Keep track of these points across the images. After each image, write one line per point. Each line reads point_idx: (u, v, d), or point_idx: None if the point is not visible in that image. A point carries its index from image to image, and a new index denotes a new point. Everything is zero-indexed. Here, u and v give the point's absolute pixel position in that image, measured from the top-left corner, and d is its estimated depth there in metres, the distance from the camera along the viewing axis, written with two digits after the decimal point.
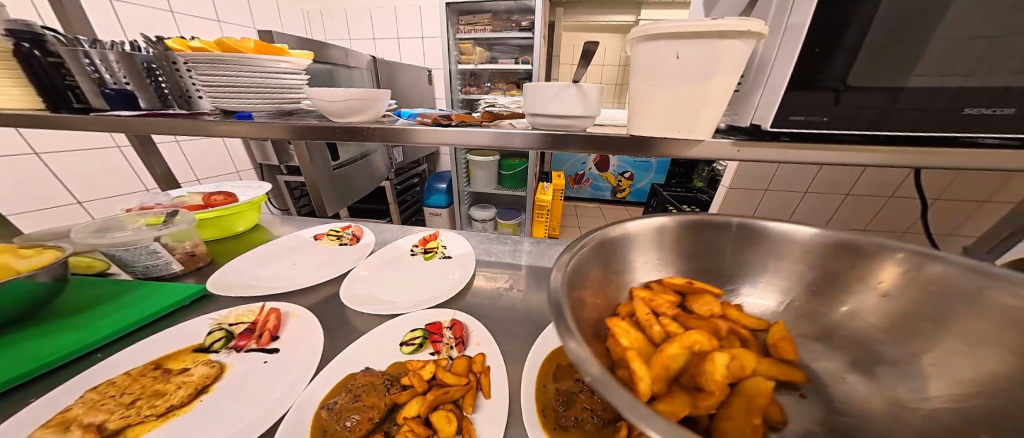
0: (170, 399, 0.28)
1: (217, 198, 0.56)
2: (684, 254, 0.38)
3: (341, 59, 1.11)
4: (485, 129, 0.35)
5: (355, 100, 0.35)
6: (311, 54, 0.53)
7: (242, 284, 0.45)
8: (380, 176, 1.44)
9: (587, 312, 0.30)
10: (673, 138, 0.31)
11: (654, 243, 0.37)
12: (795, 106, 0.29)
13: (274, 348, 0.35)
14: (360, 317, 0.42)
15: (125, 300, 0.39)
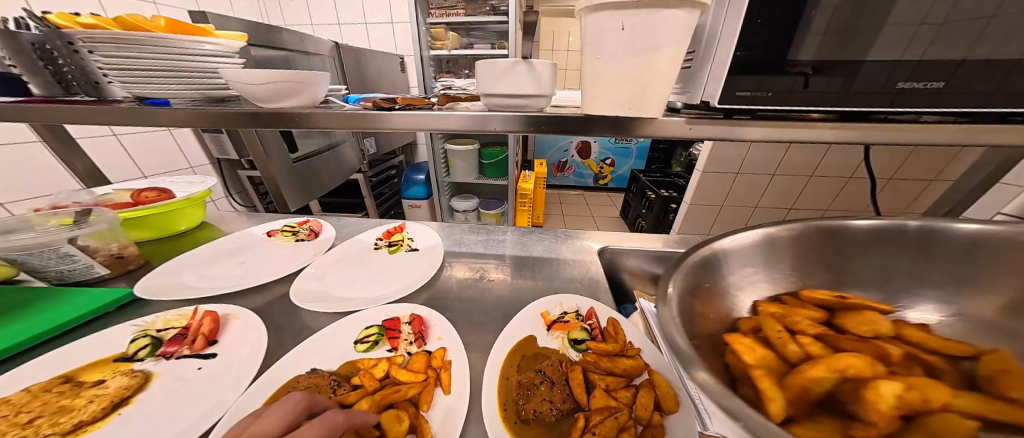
0: (78, 415, 0.25)
1: (149, 195, 0.52)
2: (770, 261, 0.36)
3: (298, 44, 1.02)
4: (431, 112, 0.33)
5: (282, 83, 0.31)
6: (244, 36, 0.49)
7: (179, 286, 0.42)
8: (351, 168, 1.38)
9: (700, 326, 0.29)
10: (622, 117, 0.30)
11: (749, 257, 0.35)
12: (740, 81, 0.29)
13: (209, 353, 0.32)
14: (312, 316, 0.40)
15: (33, 308, 0.35)
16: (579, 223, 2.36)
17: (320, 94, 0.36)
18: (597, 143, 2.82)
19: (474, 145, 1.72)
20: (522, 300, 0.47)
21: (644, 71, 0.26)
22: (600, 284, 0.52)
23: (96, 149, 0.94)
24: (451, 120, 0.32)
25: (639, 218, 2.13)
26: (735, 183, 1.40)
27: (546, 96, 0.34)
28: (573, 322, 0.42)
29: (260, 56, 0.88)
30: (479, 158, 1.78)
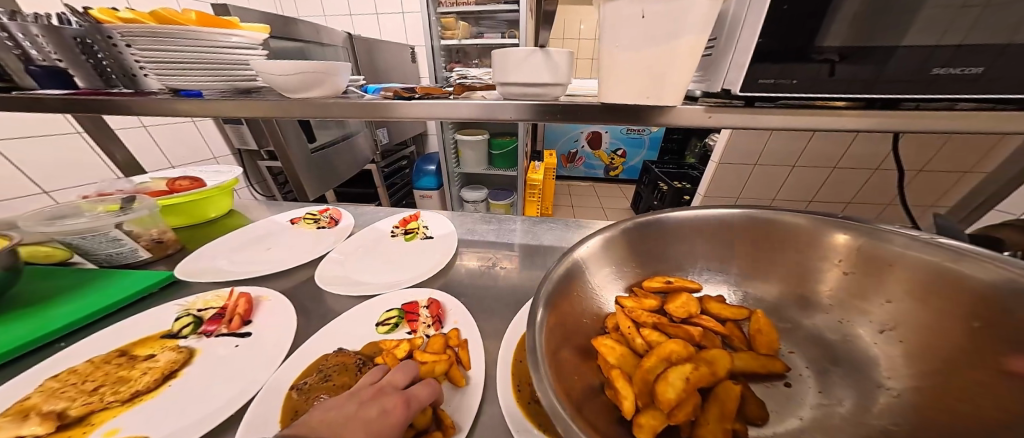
0: (135, 384, 0.28)
1: (182, 183, 0.55)
2: (649, 254, 0.40)
3: (312, 35, 1.03)
4: (449, 101, 0.33)
5: (307, 74, 0.32)
6: (268, 28, 0.50)
7: (214, 270, 0.45)
8: (364, 159, 1.40)
9: (568, 334, 0.31)
10: (640, 105, 0.30)
11: (614, 259, 0.39)
12: (765, 68, 0.29)
13: (245, 332, 0.35)
14: (336, 299, 0.42)
15: (89, 288, 0.39)
16: (589, 215, 2.35)
17: (342, 84, 0.37)
18: (608, 133, 2.77)
19: (485, 136, 1.72)
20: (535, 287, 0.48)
21: (664, 59, 0.26)
22: None
23: (126, 139, 0.99)
24: (469, 109, 0.32)
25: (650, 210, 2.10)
26: (752, 174, 1.36)
27: (563, 85, 0.34)
28: None
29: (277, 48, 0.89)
30: (489, 149, 1.78)
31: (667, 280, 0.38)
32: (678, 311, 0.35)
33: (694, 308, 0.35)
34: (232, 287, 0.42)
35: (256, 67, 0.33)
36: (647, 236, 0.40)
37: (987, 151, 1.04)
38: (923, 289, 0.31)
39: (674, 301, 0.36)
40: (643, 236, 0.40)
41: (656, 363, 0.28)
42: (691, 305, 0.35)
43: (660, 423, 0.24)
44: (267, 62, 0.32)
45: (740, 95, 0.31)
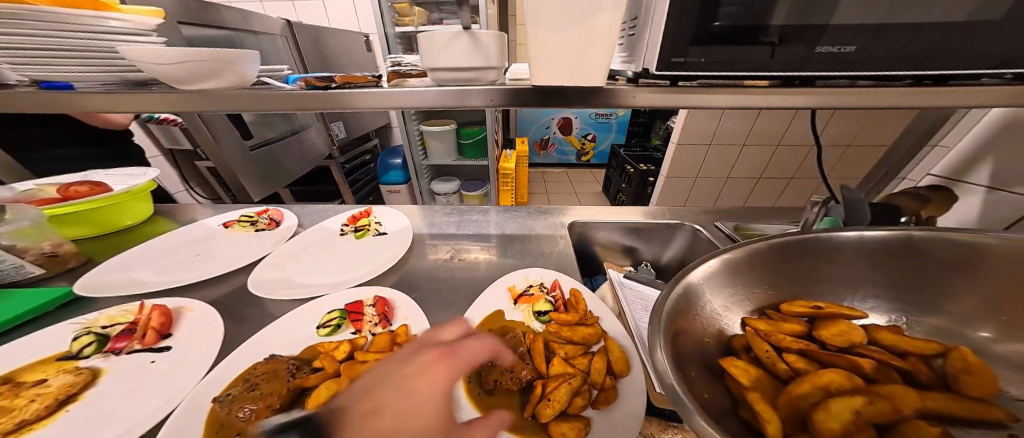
0: (19, 414, 0.25)
1: (78, 189, 0.48)
2: (787, 276, 0.32)
3: (239, 22, 0.91)
4: (368, 89, 0.30)
5: (193, 61, 0.27)
6: (161, 11, 0.43)
7: (126, 282, 0.40)
8: (319, 155, 1.32)
9: (695, 350, 0.26)
10: (567, 87, 0.30)
11: (748, 280, 0.31)
12: (677, 47, 0.30)
13: (164, 346, 0.32)
14: (274, 304, 0.39)
15: None
16: (562, 201, 2.37)
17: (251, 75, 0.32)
18: (578, 118, 2.79)
19: (452, 125, 1.65)
20: (493, 278, 0.48)
21: (588, 40, 0.26)
22: (570, 259, 0.53)
23: None
24: (398, 98, 0.30)
25: (619, 193, 2.16)
26: (709, 154, 1.44)
27: (501, 69, 0.32)
28: (537, 295, 0.44)
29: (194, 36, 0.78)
30: (457, 139, 1.71)
31: (813, 306, 0.30)
32: (833, 340, 0.27)
33: (858, 339, 0.27)
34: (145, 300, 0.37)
35: (127, 56, 0.27)
36: (769, 262, 0.32)
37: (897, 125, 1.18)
38: None
39: (825, 327, 0.28)
40: (765, 264, 0.32)
41: (811, 390, 0.22)
42: (854, 333, 0.27)
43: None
44: (140, 49, 0.27)
45: (659, 74, 0.32)
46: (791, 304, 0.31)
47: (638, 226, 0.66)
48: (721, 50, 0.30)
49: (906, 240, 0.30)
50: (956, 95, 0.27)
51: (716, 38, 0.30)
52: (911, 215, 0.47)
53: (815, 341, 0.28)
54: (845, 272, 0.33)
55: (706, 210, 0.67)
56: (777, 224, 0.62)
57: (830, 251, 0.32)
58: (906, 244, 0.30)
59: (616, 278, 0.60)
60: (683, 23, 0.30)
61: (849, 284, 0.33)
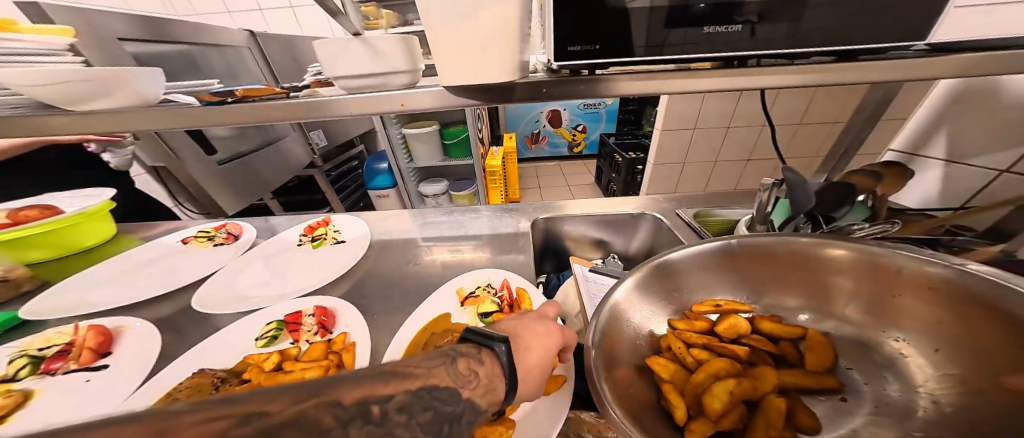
0: None
1: (30, 213, 0.51)
2: (697, 279, 0.38)
3: (191, 36, 0.96)
4: (275, 101, 0.31)
5: (80, 82, 0.28)
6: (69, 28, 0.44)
7: (75, 302, 0.42)
8: (297, 164, 1.34)
9: (626, 351, 0.31)
10: (471, 84, 0.32)
11: (667, 286, 0.37)
12: (571, 37, 0.32)
13: (101, 365, 0.33)
14: (219, 316, 0.40)
15: None
16: (554, 194, 2.35)
17: (151, 92, 0.34)
18: (567, 111, 2.76)
19: (433, 126, 1.63)
20: (443, 281, 0.49)
21: (473, 35, 0.28)
22: (522, 258, 0.54)
23: None
24: (303, 107, 0.31)
25: (610, 184, 2.13)
26: (694, 139, 1.41)
27: (412, 72, 0.32)
28: (483, 296, 0.43)
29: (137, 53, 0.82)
30: (441, 139, 1.69)
31: (715, 304, 0.36)
32: (725, 332, 0.33)
33: (745, 329, 0.33)
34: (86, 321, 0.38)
35: (20, 82, 0.28)
36: (679, 271, 0.37)
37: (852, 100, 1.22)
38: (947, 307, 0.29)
39: (721, 321, 0.33)
40: (670, 274, 0.37)
41: (705, 379, 0.27)
42: (741, 325, 0.33)
43: (709, 431, 0.24)
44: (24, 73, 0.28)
45: (562, 64, 0.33)
46: (697, 305, 0.37)
47: (604, 218, 0.64)
48: (611, 38, 0.32)
49: (785, 245, 0.36)
50: (797, 73, 0.31)
51: (607, 29, 0.32)
52: (865, 193, 0.45)
53: (712, 333, 0.34)
54: (738, 275, 0.38)
55: (670, 199, 0.66)
56: (738, 210, 0.61)
57: (724, 257, 0.38)
58: (788, 250, 0.36)
59: (581, 272, 0.58)
60: (567, 18, 0.31)
61: (742, 285, 0.39)
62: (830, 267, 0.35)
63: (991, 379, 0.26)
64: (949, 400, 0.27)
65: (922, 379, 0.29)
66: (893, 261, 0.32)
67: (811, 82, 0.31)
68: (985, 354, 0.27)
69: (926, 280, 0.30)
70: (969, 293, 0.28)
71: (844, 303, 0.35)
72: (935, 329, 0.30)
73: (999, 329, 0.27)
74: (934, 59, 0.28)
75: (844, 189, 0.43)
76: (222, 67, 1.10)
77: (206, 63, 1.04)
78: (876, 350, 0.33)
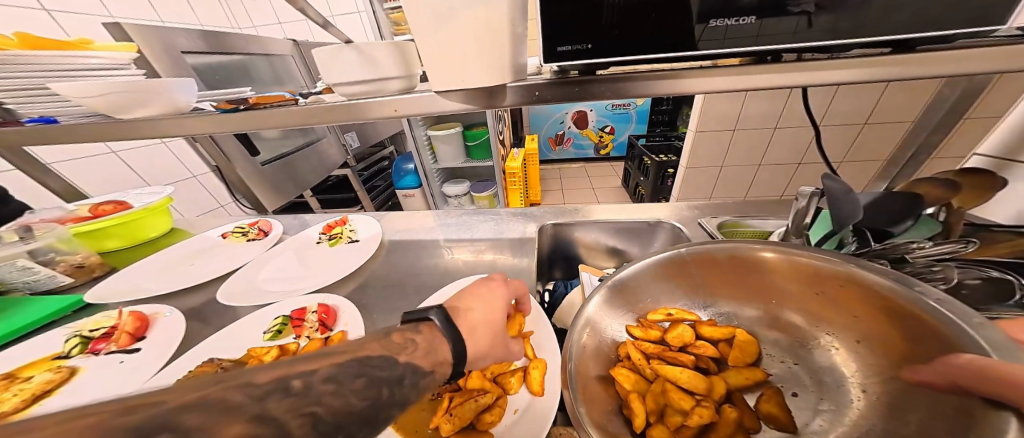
0: (2, 405, 0.31)
1: (105, 208, 0.61)
2: (642, 286, 0.40)
3: (243, 46, 1.09)
4: (279, 108, 0.34)
5: (119, 92, 0.33)
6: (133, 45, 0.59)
7: (128, 289, 0.50)
8: (332, 163, 1.45)
9: (592, 366, 0.33)
10: (461, 89, 0.31)
11: (618, 297, 0.39)
12: (560, 36, 0.31)
13: (133, 348, 0.39)
14: (242, 308, 0.46)
15: (11, 312, 0.45)
16: (579, 197, 2.28)
17: (183, 102, 0.39)
18: (594, 111, 2.68)
19: (457, 128, 1.65)
20: (440, 284, 0.51)
21: (459, 38, 0.27)
22: (523, 263, 0.53)
23: (90, 167, 0.95)
24: (306, 115, 0.33)
25: (638, 187, 2.02)
26: (733, 140, 1.28)
27: (403, 79, 0.34)
28: None
29: (198, 65, 0.93)
30: (464, 141, 1.71)
31: (667, 313, 0.39)
32: (673, 341, 0.36)
33: (689, 338, 0.36)
34: (128, 307, 0.46)
35: (67, 94, 0.33)
36: (631, 283, 0.40)
37: (930, 97, 1.05)
38: (870, 308, 0.32)
39: (670, 331, 0.37)
40: (628, 285, 0.39)
41: (664, 389, 0.31)
42: (686, 334, 0.36)
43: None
44: (73, 87, 0.33)
45: (552, 64, 0.33)
46: (652, 313, 0.40)
47: (620, 225, 0.60)
48: (602, 37, 0.31)
49: (728, 252, 0.38)
50: (831, 71, 0.27)
51: (596, 28, 0.31)
52: (936, 205, 0.37)
53: (663, 340, 0.37)
54: (689, 280, 0.41)
55: (687, 207, 0.62)
56: (771, 221, 0.54)
57: (674, 264, 0.40)
58: (728, 256, 0.38)
59: (589, 281, 0.53)
60: (559, 18, 0.31)
61: (692, 289, 0.42)
62: (766, 271, 0.37)
63: (891, 371, 0.30)
64: (867, 395, 0.31)
65: (849, 374, 0.33)
66: (816, 264, 0.34)
67: (849, 80, 0.27)
68: (888, 343, 0.31)
69: (843, 282, 0.33)
70: (876, 295, 0.31)
71: (783, 306, 0.38)
72: (854, 325, 0.34)
73: (891, 322, 0.30)
74: (993, 47, 0.24)
75: (907, 200, 0.37)
76: (268, 74, 1.22)
77: (256, 70, 1.17)
78: (815, 350, 0.36)
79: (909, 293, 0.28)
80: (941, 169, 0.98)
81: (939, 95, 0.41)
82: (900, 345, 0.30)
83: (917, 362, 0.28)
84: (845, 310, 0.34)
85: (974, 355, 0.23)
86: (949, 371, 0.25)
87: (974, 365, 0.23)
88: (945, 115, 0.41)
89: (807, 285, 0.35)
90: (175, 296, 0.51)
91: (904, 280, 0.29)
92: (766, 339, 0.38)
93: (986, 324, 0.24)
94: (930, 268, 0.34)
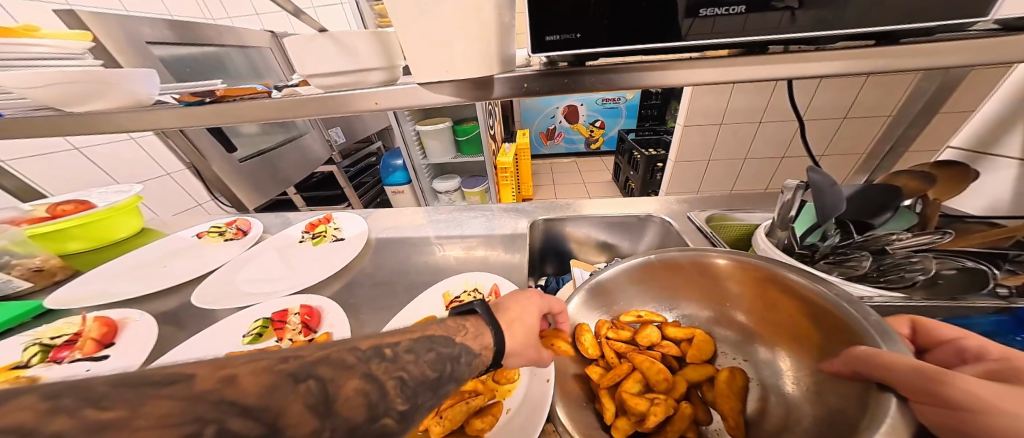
0: None
1: (65, 208, 0.58)
2: (616, 291, 0.41)
3: (218, 37, 1.03)
4: (249, 100, 0.32)
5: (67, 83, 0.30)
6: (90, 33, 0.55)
7: (92, 294, 0.48)
8: (316, 159, 1.40)
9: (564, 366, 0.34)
10: (446, 81, 0.30)
11: (595, 302, 0.39)
12: (547, 26, 0.30)
13: (101, 356, 0.39)
14: (222, 311, 0.45)
15: None
16: (569, 193, 2.28)
17: (145, 94, 0.36)
18: (583, 106, 2.67)
19: (446, 122, 1.62)
20: (429, 282, 0.50)
21: (440, 27, 0.25)
22: (514, 260, 0.53)
23: (51, 166, 0.89)
24: (283, 107, 0.31)
25: (628, 181, 2.03)
26: (720, 135, 1.30)
27: (384, 70, 0.33)
28: (468, 301, 0.43)
29: (165, 56, 0.88)
30: (453, 136, 1.67)
31: (637, 314, 0.40)
32: (642, 341, 0.37)
33: (657, 338, 0.37)
34: (93, 313, 0.44)
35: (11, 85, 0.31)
36: (611, 287, 0.40)
37: (907, 92, 1.08)
38: (798, 307, 0.34)
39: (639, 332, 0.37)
40: (606, 290, 0.40)
41: (631, 384, 0.31)
42: (654, 335, 0.37)
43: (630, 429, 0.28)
44: (17, 77, 0.30)
45: (541, 55, 0.32)
46: (624, 315, 0.40)
47: (611, 220, 0.60)
48: (591, 28, 0.30)
49: (692, 258, 0.39)
50: (817, 63, 0.27)
51: (583, 19, 0.30)
52: (913, 197, 0.38)
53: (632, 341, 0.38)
54: (658, 285, 0.42)
55: (677, 200, 0.62)
56: (757, 213, 0.55)
57: (645, 270, 0.41)
58: (693, 262, 0.39)
59: (580, 276, 0.53)
60: (545, 9, 0.30)
61: (659, 293, 0.42)
62: (721, 277, 0.39)
63: (813, 365, 0.33)
64: (798, 385, 0.33)
65: (784, 368, 0.35)
66: (761, 270, 0.36)
67: (832, 73, 0.27)
68: (811, 338, 0.33)
69: (783, 286, 0.35)
70: (803, 296, 0.33)
71: (734, 308, 0.39)
72: (784, 324, 0.36)
73: (814, 320, 0.33)
74: (979, 39, 0.24)
75: (884, 191, 0.38)
76: (245, 67, 1.16)
77: (231, 62, 1.11)
78: (759, 347, 0.38)
79: (826, 293, 0.31)
80: (917, 161, 1.02)
81: (917, 89, 0.42)
82: (820, 341, 0.33)
83: (832, 355, 0.31)
84: (781, 311, 0.36)
85: (867, 347, 0.27)
86: (851, 361, 0.27)
87: (865, 353, 0.26)
88: (926, 107, 0.42)
89: (756, 289, 0.37)
90: (148, 300, 0.48)
91: (823, 282, 0.32)
92: (721, 337, 0.40)
93: (881, 322, 0.28)
94: (909, 259, 0.36)
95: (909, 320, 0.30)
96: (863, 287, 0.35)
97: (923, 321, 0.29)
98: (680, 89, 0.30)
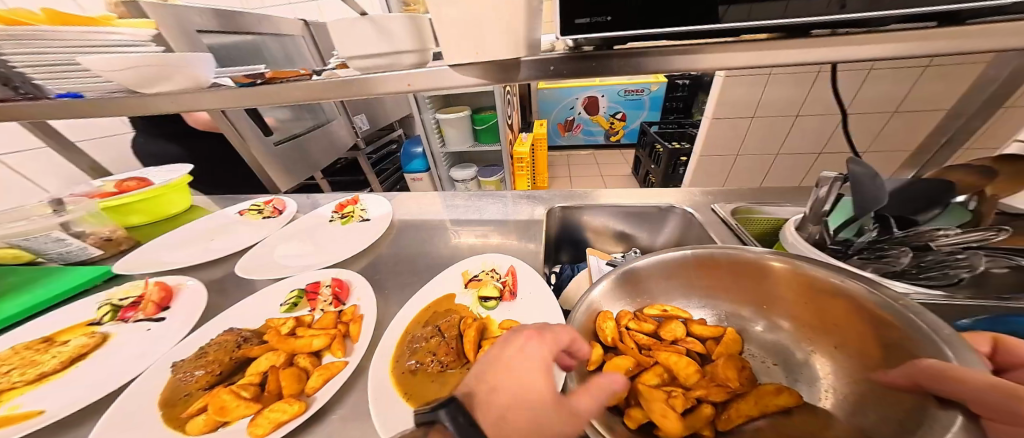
0: (44, 366, 0.36)
1: (129, 184, 0.64)
2: (644, 282, 0.41)
3: (256, 26, 1.08)
4: (292, 83, 0.34)
5: (143, 67, 0.33)
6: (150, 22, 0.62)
7: (152, 261, 0.53)
8: (342, 146, 1.46)
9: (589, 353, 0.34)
10: (475, 63, 0.30)
11: (621, 292, 0.40)
12: (575, 8, 0.30)
13: (158, 318, 0.43)
14: (261, 281, 0.49)
15: (48, 280, 0.49)
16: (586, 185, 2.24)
17: (204, 76, 0.39)
18: (605, 96, 2.59)
19: (465, 111, 1.62)
20: (448, 262, 0.52)
21: (470, 10, 0.26)
22: (532, 246, 0.53)
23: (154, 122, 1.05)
24: (322, 89, 0.34)
25: (648, 175, 1.98)
26: (751, 127, 1.23)
27: (417, 54, 0.34)
28: (486, 280, 0.45)
29: (212, 44, 0.94)
30: (472, 125, 1.68)
31: (663, 309, 0.41)
32: (665, 335, 0.38)
33: (681, 334, 0.38)
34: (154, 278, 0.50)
35: (93, 67, 0.34)
36: (638, 278, 0.41)
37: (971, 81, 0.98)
38: (851, 315, 0.33)
39: (663, 326, 0.38)
40: (635, 281, 0.40)
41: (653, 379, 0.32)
42: (679, 330, 0.38)
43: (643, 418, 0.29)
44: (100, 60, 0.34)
45: (568, 38, 0.32)
46: (647, 308, 0.41)
47: (631, 209, 0.59)
48: (620, 8, 0.29)
49: (731, 257, 0.39)
50: (864, 45, 0.25)
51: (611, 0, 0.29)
52: (968, 193, 0.35)
53: (655, 335, 0.38)
54: (690, 282, 0.42)
55: (701, 192, 0.60)
56: (788, 207, 0.53)
57: (681, 266, 0.41)
58: (732, 260, 0.39)
59: (596, 264, 0.53)
60: None
61: (692, 289, 0.42)
62: (765, 277, 0.38)
63: (863, 374, 0.31)
64: (838, 393, 0.32)
65: (824, 375, 0.34)
66: (812, 274, 0.35)
67: (883, 56, 0.25)
68: (864, 348, 0.32)
69: (834, 292, 0.33)
70: (858, 303, 0.32)
71: (777, 310, 0.39)
72: (835, 331, 0.35)
73: (869, 327, 0.31)
74: None
75: (938, 186, 0.35)
76: (280, 55, 1.22)
77: (268, 51, 1.17)
78: (797, 351, 0.37)
79: (886, 301, 0.29)
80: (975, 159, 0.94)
81: (984, 77, 0.38)
82: (874, 349, 0.31)
83: (886, 366, 0.29)
84: (831, 318, 0.34)
85: (935, 360, 0.24)
86: (911, 373, 0.26)
87: (932, 366, 0.24)
88: (993, 95, 0.38)
89: (802, 293, 0.36)
90: (197, 268, 0.53)
91: (879, 289, 0.30)
92: (755, 339, 0.40)
93: (952, 335, 0.25)
94: (954, 257, 0.33)
95: (989, 337, 0.27)
96: (900, 285, 0.33)
97: (1007, 339, 0.26)
98: (711, 73, 0.29)
